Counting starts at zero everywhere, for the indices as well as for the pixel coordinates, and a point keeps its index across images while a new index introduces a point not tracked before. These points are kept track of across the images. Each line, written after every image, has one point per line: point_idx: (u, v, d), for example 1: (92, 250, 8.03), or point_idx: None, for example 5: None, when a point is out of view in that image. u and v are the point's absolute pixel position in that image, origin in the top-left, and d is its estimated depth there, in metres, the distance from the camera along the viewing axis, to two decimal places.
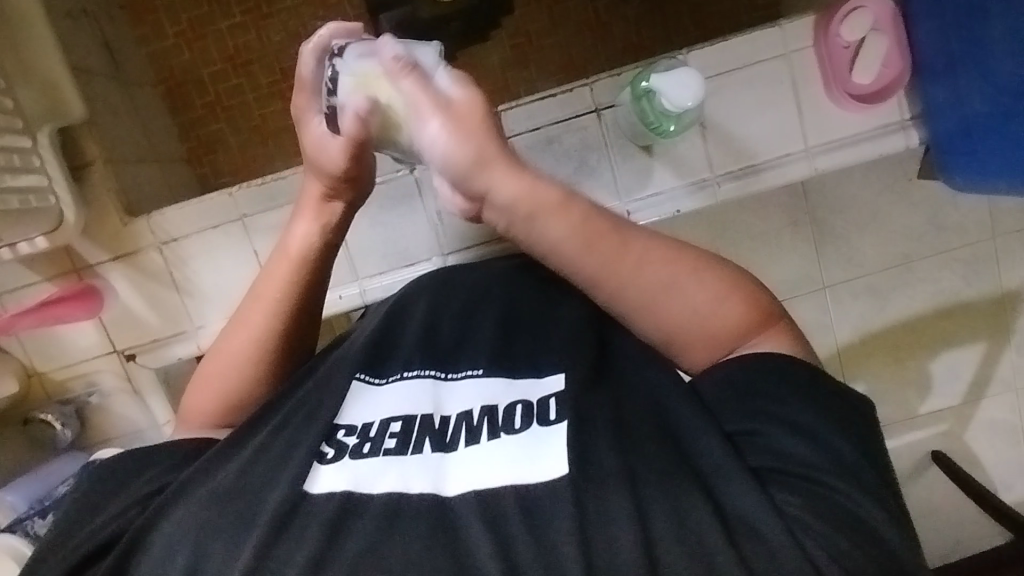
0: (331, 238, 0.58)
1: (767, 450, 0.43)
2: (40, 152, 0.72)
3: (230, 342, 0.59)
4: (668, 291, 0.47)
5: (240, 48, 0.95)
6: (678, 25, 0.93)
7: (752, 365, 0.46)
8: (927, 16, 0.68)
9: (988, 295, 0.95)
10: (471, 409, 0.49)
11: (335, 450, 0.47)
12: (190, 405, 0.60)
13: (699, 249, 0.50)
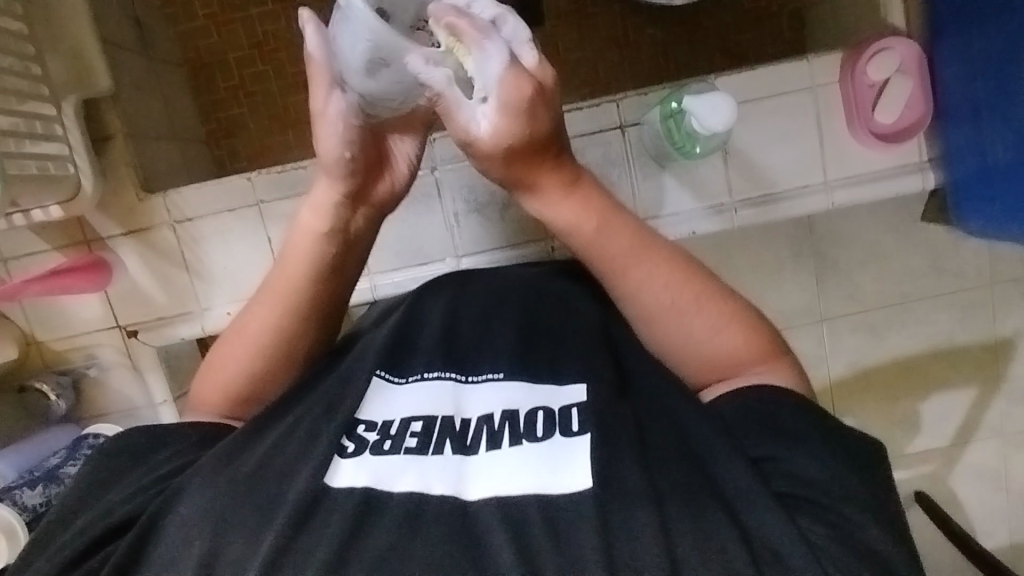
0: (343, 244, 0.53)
1: (782, 474, 0.45)
2: (63, 122, 0.71)
3: (239, 335, 0.58)
4: (675, 311, 0.53)
5: (268, 35, 0.95)
6: (704, 49, 0.94)
7: (758, 399, 0.49)
8: (956, 63, 0.69)
9: (983, 342, 0.96)
10: (492, 412, 0.50)
11: (356, 444, 0.48)
12: (200, 390, 0.60)
13: (708, 280, 0.54)
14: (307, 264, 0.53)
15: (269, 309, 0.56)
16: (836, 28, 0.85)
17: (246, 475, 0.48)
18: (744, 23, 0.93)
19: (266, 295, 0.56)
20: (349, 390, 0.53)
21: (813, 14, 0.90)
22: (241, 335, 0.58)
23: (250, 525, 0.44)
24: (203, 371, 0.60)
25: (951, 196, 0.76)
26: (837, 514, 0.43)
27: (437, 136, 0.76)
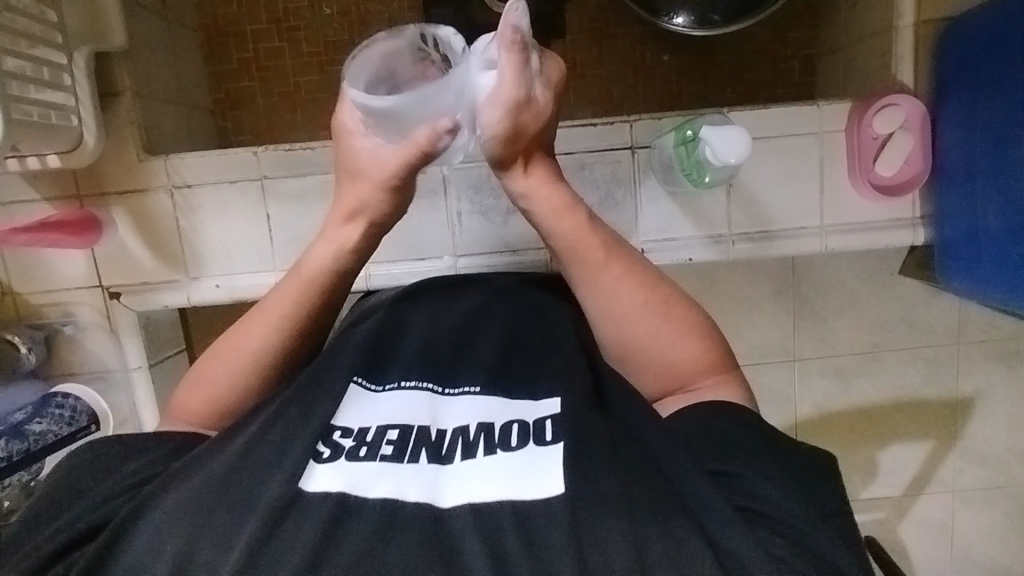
0: (345, 264, 0.58)
1: (734, 494, 0.45)
2: (73, 72, 0.70)
3: (230, 346, 0.59)
4: (643, 312, 0.55)
5: (289, 12, 0.95)
6: (717, 83, 0.96)
7: (715, 416, 0.51)
8: (958, 128, 0.72)
9: (943, 398, 0.99)
10: (467, 425, 0.50)
11: (331, 450, 0.48)
12: (178, 401, 0.59)
13: (674, 290, 0.57)
14: (318, 274, 0.57)
15: (266, 321, 0.58)
16: (846, 79, 0.87)
17: (221, 474, 0.47)
18: (759, 63, 0.95)
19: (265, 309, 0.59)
20: (329, 388, 0.53)
21: (825, 63, 0.92)
22: (230, 347, 0.59)
23: (223, 527, 0.44)
24: (183, 383, 0.60)
25: (941, 254, 0.78)
26: (805, 533, 0.43)
27: None
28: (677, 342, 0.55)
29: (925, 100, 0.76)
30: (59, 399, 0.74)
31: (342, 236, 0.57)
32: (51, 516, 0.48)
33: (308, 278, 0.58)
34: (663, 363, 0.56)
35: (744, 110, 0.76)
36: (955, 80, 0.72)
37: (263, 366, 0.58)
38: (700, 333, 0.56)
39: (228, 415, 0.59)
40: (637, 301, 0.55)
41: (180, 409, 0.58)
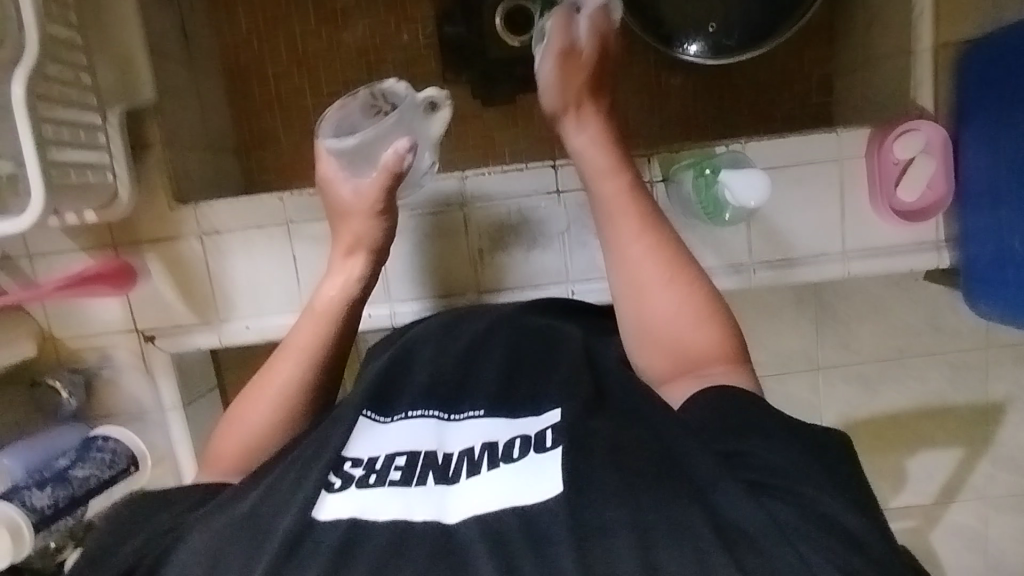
0: (352, 291, 0.67)
1: (744, 468, 0.45)
2: (107, 130, 0.72)
3: (257, 389, 0.64)
4: (659, 284, 0.57)
5: (309, 54, 0.97)
6: (733, 107, 0.96)
7: (725, 399, 0.49)
8: (981, 153, 0.72)
9: (973, 404, 0.98)
10: (472, 445, 0.52)
11: (342, 480, 0.49)
12: (215, 450, 0.64)
13: (700, 275, 0.58)
14: (333, 304, 0.66)
15: (287, 362, 0.65)
16: (862, 99, 0.87)
17: (241, 517, 0.49)
18: (774, 85, 0.95)
19: (286, 351, 0.65)
20: (335, 427, 0.54)
21: (842, 82, 0.92)
22: (255, 393, 0.64)
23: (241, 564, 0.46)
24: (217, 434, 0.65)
25: (968, 278, 0.77)
26: (844, 525, 0.41)
27: (469, 174, 0.78)
28: (685, 311, 0.56)
29: (946, 123, 0.75)
30: (99, 442, 0.77)
31: (348, 273, 0.68)
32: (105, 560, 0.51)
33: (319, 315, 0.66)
34: (669, 335, 0.56)
35: (762, 139, 0.76)
36: (974, 104, 0.71)
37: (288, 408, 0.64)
38: (711, 307, 0.56)
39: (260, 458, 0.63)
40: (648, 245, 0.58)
41: (218, 458, 0.63)
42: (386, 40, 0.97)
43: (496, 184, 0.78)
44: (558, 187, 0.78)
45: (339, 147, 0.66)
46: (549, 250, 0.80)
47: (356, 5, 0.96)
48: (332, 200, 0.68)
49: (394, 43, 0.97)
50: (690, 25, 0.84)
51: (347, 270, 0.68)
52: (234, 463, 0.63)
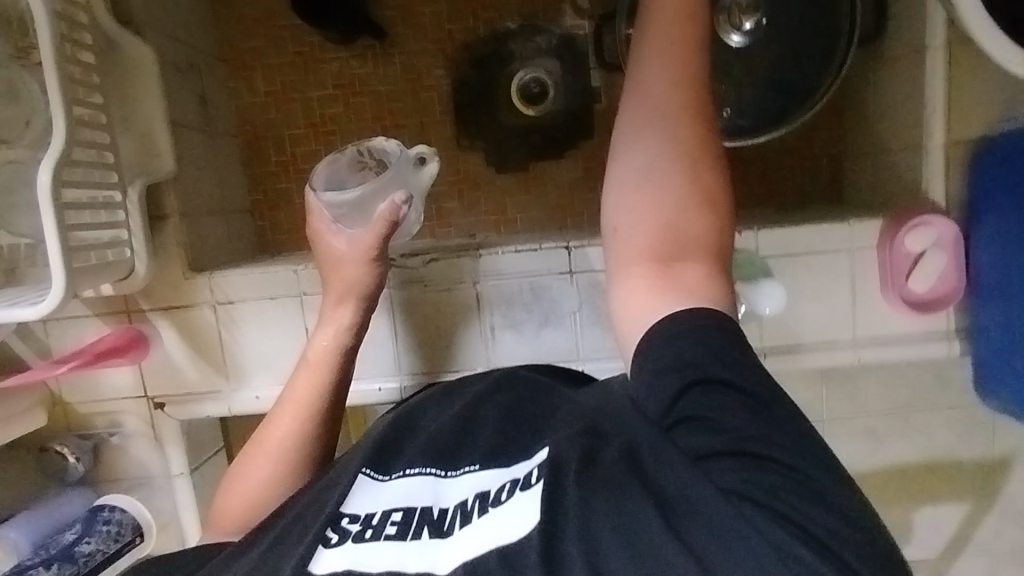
0: (345, 341, 0.69)
1: (696, 430, 0.43)
2: (127, 206, 0.73)
3: (258, 443, 0.66)
4: (671, 152, 0.50)
5: (326, 117, 0.99)
6: (745, 186, 0.97)
7: (679, 338, 0.46)
8: (992, 247, 0.73)
9: (977, 459, 0.96)
10: (466, 497, 0.51)
11: (340, 533, 0.50)
12: (220, 509, 0.66)
13: (716, 160, 0.51)
14: (327, 354, 0.68)
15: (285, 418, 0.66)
16: (874, 183, 0.87)
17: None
18: (786, 163, 0.97)
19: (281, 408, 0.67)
20: (334, 488, 0.54)
21: (852, 164, 0.93)
22: (257, 449, 0.66)
23: None
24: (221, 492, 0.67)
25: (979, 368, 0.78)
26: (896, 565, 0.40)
27: (484, 252, 0.78)
28: (682, 180, 0.50)
29: (956, 219, 0.76)
30: (106, 513, 0.77)
31: (339, 322, 0.69)
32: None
33: (313, 368, 0.68)
34: (654, 216, 0.51)
35: (774, 228, 0.77)
36: (983, 198, 0.73)
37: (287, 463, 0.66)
38: (713, 196, 0.51)
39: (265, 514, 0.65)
40: (662, 111, 0.51)
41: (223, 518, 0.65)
42: (402, 105, 0.98)
43: (509, 263, 0.78)
44: (572, 266, 0.78)
45: (326, 198, 0.69)
46: (561, 329, 0.79)
47: (373, 72, 0.98)
48: (322, 253, 0.70)
49: (409, 109, 0.99)
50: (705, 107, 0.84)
51: (338, 320, 0.69)
52: (239, 521, 0.64)
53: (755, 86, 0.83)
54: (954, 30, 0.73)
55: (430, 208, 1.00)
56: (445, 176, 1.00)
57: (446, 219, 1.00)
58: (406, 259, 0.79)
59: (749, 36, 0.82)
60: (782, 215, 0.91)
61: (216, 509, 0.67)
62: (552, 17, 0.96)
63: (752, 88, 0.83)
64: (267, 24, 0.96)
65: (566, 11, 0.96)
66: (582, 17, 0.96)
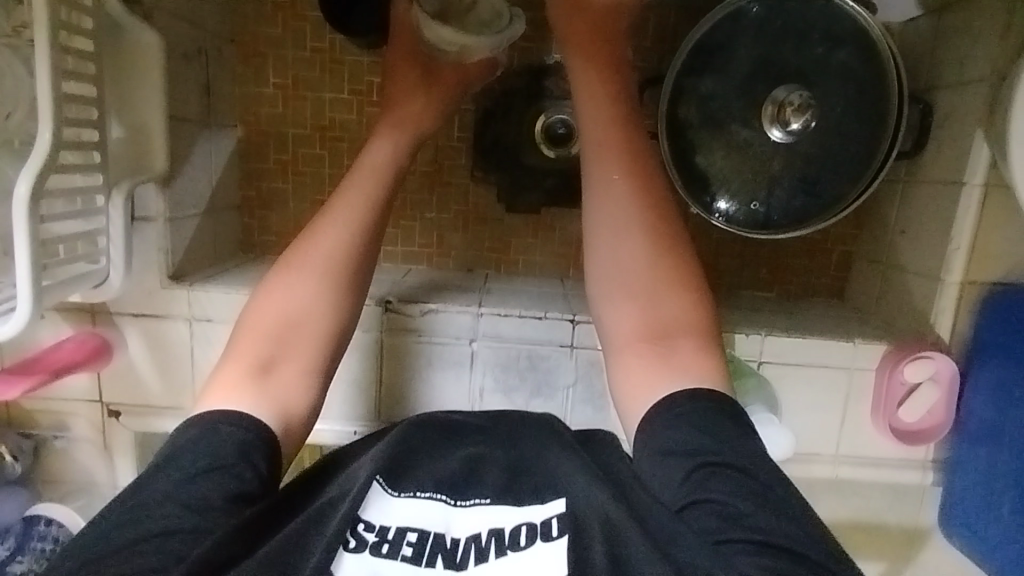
0: (399, 150, 0.75)
1: (711, 512, 0.49)
2: (109, 210, 0.68)
3: (282, 283, 0.66)
4: (646, 260, 0.66)
5: (335, 122, 0.91)
6: (753, 262, 0.93)
7: (677, 424, 0.55)
8: (988, 395, 0.73)
9: (903, 524, 0.84)
10: (479, 531, 0.52)
11: (358, 539, 0.50)
12: (224, 377, 0.60)
13: (680, 258, 0.66)
14: (387, 157, 0.74)
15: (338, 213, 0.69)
16: (881, 295, 0.86)
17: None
18: (796, 251, 0.93)
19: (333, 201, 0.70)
20: (347, 498, 0.53)
21: (863, 267, 0.91)
22: (281, 284, 0.66)
23: None
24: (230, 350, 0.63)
25: (943, 503, 0.80)
26: None
27: (485, 312, 0.76)
28: (651, 267, 0.65)
29: (956, 356, 0.76)
30: (41, 526, 0.73)
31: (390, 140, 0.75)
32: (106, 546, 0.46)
33: (349, 204, 0.70)
34: (640, 306, 0.65)
35: (783, 333, 0.77)
36: (989, 343, 0.74)
37: (314, 304, 0.65)
38: (683, 279, 0.65)
39: (285, 352, 0.62)
40: (633, 222, 0.67)
41: (229, 382, 0.59)
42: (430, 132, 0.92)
43: (510, 327, 0.76)
44: (573, 341, 0.76)
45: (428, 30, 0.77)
46: (551, 401, 0.78)
47: None
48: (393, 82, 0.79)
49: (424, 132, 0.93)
50: (735, 197, 0.83)
51: (383, 142, 0.75)
52: (252, 379, 0.59)
53: (786, 184, 0.82)
54: (993, 172, 0.72)
55: (430, 234, 0.95)
56: (451, 205, 0.95)
57: (445, 247, 0.96)
58: (404, 304, 0.75)
59: (793, 136, 0.81)
60: (784, 307, 0.89)
61: (217, 379, 0.60)
62: None
63: (783, 186, 0.82)
64: (287, 13, 0.88)
65: None
66: None
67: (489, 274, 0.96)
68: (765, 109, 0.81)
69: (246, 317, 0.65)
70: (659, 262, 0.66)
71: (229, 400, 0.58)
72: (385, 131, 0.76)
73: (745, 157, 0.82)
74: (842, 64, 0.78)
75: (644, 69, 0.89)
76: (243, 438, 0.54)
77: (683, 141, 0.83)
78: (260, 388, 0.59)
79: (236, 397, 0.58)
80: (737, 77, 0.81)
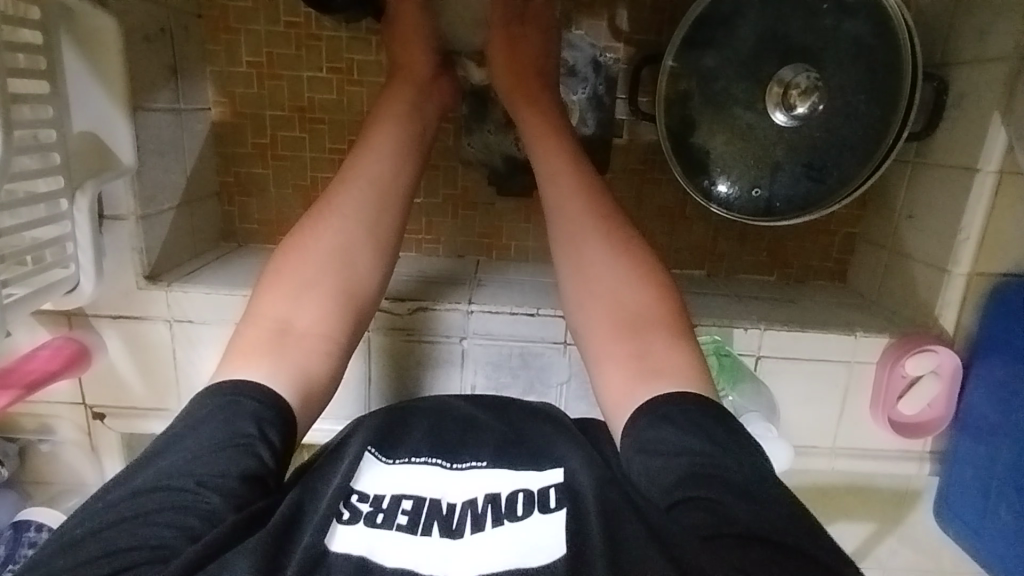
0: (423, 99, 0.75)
1: (705, 510, 0.44)
2: (75, 214, 0.64)
3: (300, 249, 0.63)
4: (605, 248, 0.63)
5: (314, 103, 0.85)
6: (753, 244, 0.90)
7: (659, 424, 0.51)
8: (988, 392, 0.72)
9: (895, 486, 0.84)
10: (476, 496, 0.50)
11: (351, 512, 0.47)
12: (243, 342, 0.56)
13: (636, 244, 0.64)
14: (406, 109, 0.73)
15: (353, 187, 0.67)
16: (884, 283, 0.83)
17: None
18: (799, 234, 0.89)
19: (349, 173, 0.68)
20: (336, 471, 0.52)
21: (867, 252, 0.87)
22: (300, 249, 0.62)
23: None
24: (248, 315, 0.59)
25: (942, 493, 0.80)
26: None
27: (476, 310, 0.74)
28: (610, 265, 0.63)
29: (959, 350, 0.75)
30: (32, 533, 0.72)
31: (407, 92, 0.74)
32: (117, 516, 0.43)
33: (367, 179, 0.67)
34: (607, 304, 0.61)
35: (784, 327, 0.74)
36: (992, 340, 0.71)
37: (334, 275, 0.62)
38: (648, 273, 0.61)
39: (303, 313, 0.59)
40: (586, 225, 0.65)
41: (248, 347, 0.55)
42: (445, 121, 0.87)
43: (502, 324, 0.74)
44: (566, 338, 0.75)
45: None
46: (546, 398, 0.78)
47: (375, 60, 0.83)
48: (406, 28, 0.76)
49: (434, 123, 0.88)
50: (737, 182, 0.79)
51: (396, 111, 0.73)
52: (272, 345, 0.56)
53: (790, 168, 0.78)
54: (1010, 158, 0.68)
55: (418, 219, 0.91)
56: (441, 190, 0.90)
57: (435, 234, 0.91)
58: (394, 303, 0.74)
59: (798, 120, 0.76)
60: (784, 294, 0.86)
61: (235, 345, 0.57)
62: (586, 32, 0.83)
63: (787, 172, 0.78)
64: None
65: (603, 27, 0.83)
66: (620, 40, 0.83)
67: (480, 261, 0.91)
68: (770, 90, 0.76)
69: (263, 284, 0.61)
70: (618, 260, 0.63)
71: (252, 366, 0.54)
72: (399, 92, 0.74)
73: (747, 139, 0.78)
74: (854, 35, 0.72)
75: (642, 42, 0.83)
76: (263, 413, 0.51)
77: (684, 122, 0.78)
78: (284, 355, 0.56)
79: (261, 365, 0.54)
80: (741, 52, 0.76)
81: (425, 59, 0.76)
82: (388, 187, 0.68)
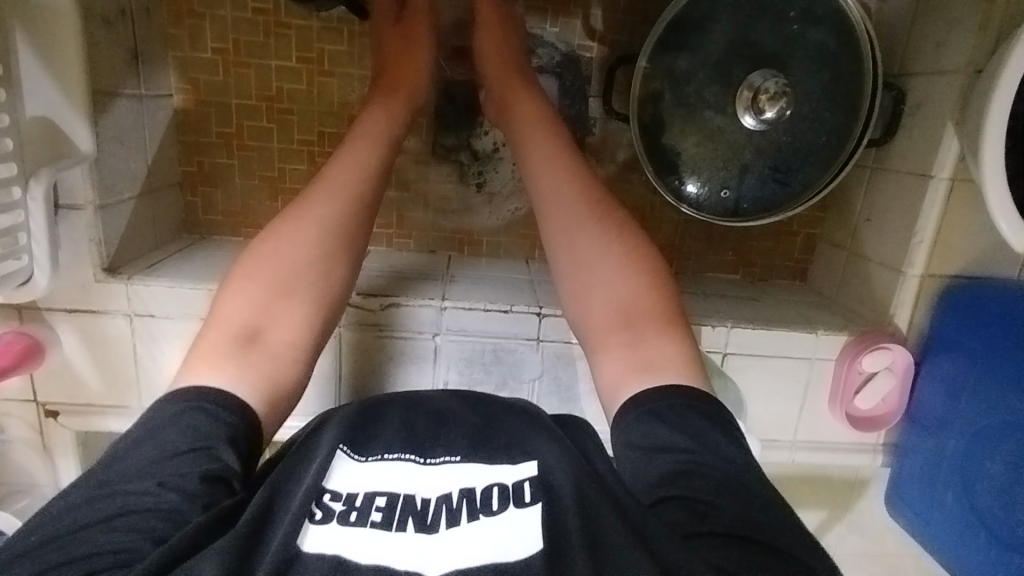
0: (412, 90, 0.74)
1: (684, 508, 0.45)
2: (29, 203, 0.61)
3: (264, 250, 0.61)
4: (603, 244, 0.64)
5: (283, 92, 0.82)
6: (720, 243, 0.92)
7: (647, 419, 0.52)
8: (938, 387, 0.77)
9: (845, 476, 0.88)
10: (449, 492, 0.50)
11: (324, 511, 0.46)
12: (204, 348, 0.55)
13: (632, 236, 0.65)
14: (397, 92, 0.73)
15: (322, 196, 0.64)
16: (844, 281, 0.86)
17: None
18: (763, 234, 0.92)
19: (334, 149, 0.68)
20: (310, 460, 0.51)
21: (826, 252, 0.90)
22: (280, 237, 0.62)
23: None
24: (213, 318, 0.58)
25: (892, 485, 0.84)
26: None
27: (449, 306, 0.74)
28: (604, 257, 0.64)
29: (911, 346, 0.78)
30: None
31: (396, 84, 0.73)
32: (78, 519, 0.41)
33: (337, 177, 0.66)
34: (601, 298, 0.63)
35: (749, 325, 0.76)
36: (942, 337, 0.76)
37: (294, 279, 0.60)
38: (643, 266, 0.63)
39: (270, 312, 0.59)
40: (579, 215, 0.66)
41: (210, 353, 0.54)
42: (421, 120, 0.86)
43: (475, 321, 0.74)
44: (539, 334, 0.75)
45: None
46: (517, 394, 0.78)
47: (347, 52, 0.82)
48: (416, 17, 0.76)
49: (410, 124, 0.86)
50: (706, 183, 0.81)
51: (375, 118, 0.70)
52: (234, 351, 0.55)
53: (757, 172, 0.80)
54: (961, 166, 0.72)
55: (388, 213, 0.89)
56: (411, 183, 0.88)
57: (406, 229, 0.90)
58: (365, 299, 0.73)
59: (766, 124, 0.78)
60: (749, 292, 0.88)
61: (196, 351, 0.55)
62: (562, 31, 0.83)
63: (754, 174, 0.80)
64: None
65: (577, 25, 0.83)
66: (594, 39, 0.83)
67: (452, 257, 0.91)
68: (740, 94, 0.78)
69: (234, 283, 0.60)
70: (609, 249, 0.64)
71: (213, 372, 0.53)
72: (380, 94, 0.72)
73: (717, 143, 0.80)
74: (819, 43, 0.75)
75: (615, 42, 0.84)
76: (233, 425, 0.50)
77: (654, 122, 0.80)
78: (245, 359, 0.55)
79: (224, 370, 0.53)
80: (712, 55, 0.77)
81: (412, 66, 0.74)
82: (356, 188, 0.66)
